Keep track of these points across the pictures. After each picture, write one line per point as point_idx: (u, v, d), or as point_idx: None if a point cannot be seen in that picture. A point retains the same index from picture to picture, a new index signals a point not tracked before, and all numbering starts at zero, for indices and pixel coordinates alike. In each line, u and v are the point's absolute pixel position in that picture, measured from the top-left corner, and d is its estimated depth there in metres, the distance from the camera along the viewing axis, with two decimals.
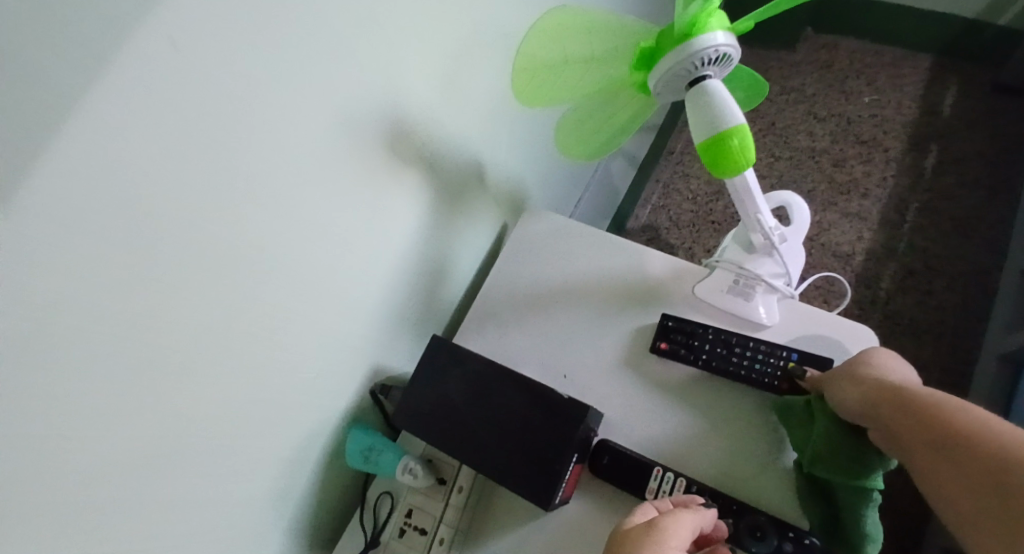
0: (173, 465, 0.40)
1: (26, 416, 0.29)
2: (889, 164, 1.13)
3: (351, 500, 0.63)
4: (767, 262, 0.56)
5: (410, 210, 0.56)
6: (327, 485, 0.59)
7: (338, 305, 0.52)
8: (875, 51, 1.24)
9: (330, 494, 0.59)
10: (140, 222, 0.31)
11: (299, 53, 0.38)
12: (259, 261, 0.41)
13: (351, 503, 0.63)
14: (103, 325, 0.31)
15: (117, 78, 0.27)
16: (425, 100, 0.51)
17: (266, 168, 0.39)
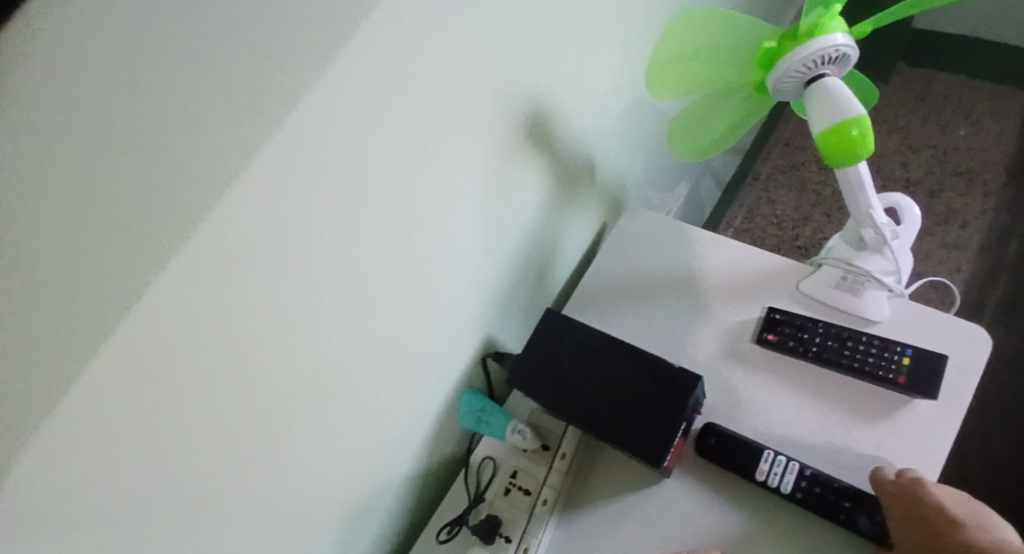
0: (339, 388, 0.45)
1: (266, 307, 0.34)
2: (990, 196, 1.10)
3: (450, 465, 0.67)
4: (876, 260, 0.57)
5: (533, 191, 0.61)
6: (433, 445, 0.63)
7: (469, 270, 0.57)
8: (975, 84, 1.22)
9: (436, 452, 0.63)
10: (368, 161, 0.37)
11: (486, 36, 0.44)
12: (430, 217, 0.47)
13: (450, 468, 0.67)
14: (329, 249, 0.37)
15: (380, 37, 0.33)
16: (559, 91, 0.57)
17: (450, 133, 0.44)
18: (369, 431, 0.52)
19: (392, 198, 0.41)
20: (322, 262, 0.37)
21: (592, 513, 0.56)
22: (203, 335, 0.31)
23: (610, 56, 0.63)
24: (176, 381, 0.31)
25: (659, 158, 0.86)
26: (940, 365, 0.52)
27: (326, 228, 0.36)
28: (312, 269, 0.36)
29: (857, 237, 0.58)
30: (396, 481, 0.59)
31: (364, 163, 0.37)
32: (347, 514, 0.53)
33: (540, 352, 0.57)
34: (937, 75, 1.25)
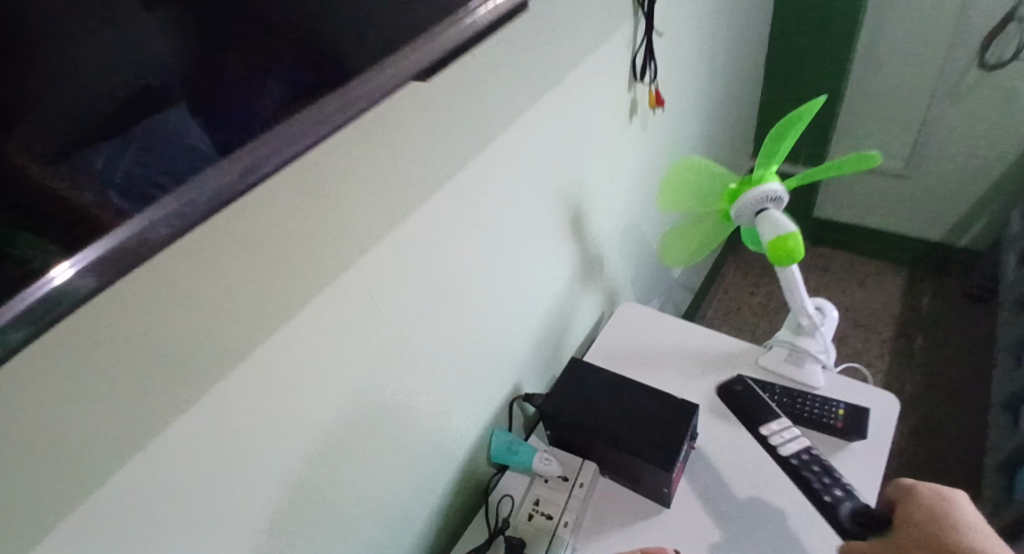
0: (412, 362, 0.58)
1: (392, 262, 0.51)
2: (885, 343, 1.40)
3: (468, 501, 0.75)
4: (810, 342, 0.77)
5: (565, 266, 0.80)
6: (462, 477, 0.72)
7: (514, 313, 0.72)
8: (861, 263, 1.62)
9: (463, 484, 0.72)
10: (467, 190, 0.57)
11: (548, 140, 0.67)
12: (495, 250, 0.65)
13: (468, 505, 0.75)
14: (434, 240, 0.55)
15: (487, 119, 0.57)
16: (589, 196, 0.80)
17: (518, 195, 0.65)
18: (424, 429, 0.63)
19: (478, 236, 0.61)
20: (427, 248, 0.55)
21: (602, 537, 0.66)
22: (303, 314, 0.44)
23: (623, 185, 0.88)
24: (345, 313, 0.48)
25: (651, 275, 1.07)
26: (860, 414, 0.70)
27: (435, 226, 0.55)
28: (421, 248, 0.54)
29: (796, 323, 0.78)
30: (432, 493, 0.68)
31: (464, 191, 0.57)
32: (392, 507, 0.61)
33: (570, 388, 0.72)
34: (834, 254, 1.66)
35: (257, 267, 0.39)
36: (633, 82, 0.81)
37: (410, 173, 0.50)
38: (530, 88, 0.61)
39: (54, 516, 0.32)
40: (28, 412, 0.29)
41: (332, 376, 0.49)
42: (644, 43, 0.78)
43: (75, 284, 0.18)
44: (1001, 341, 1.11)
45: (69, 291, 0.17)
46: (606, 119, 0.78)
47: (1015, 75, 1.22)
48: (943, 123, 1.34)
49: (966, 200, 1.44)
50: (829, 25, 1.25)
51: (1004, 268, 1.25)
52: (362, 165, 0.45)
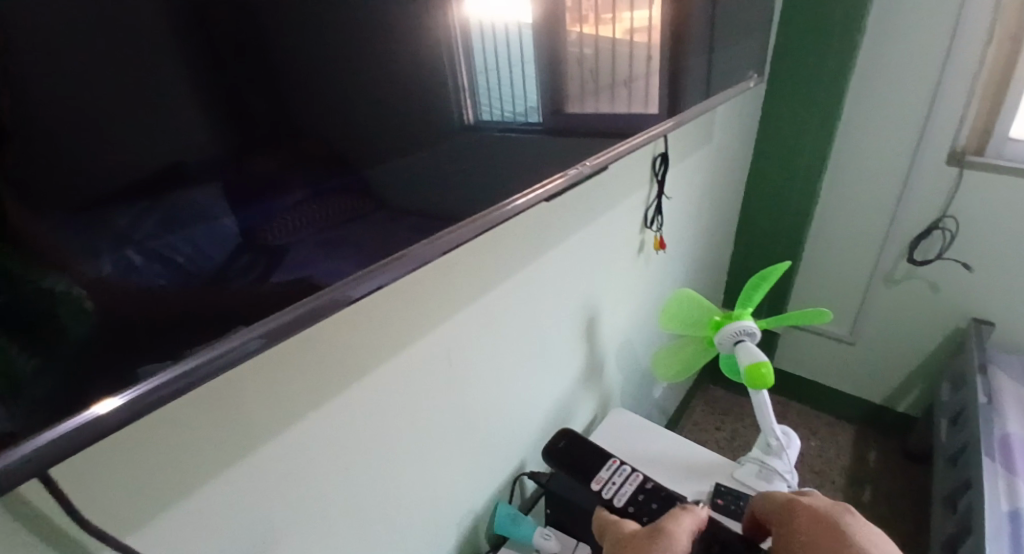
0: (451, 420, 0.67)
1: (456, 327, 0.63)
2: (837, 491, 1.54)
3: None
4: (778, 461, 0.90)
5: (575, 363, 0.93)
6: (465, 545, 0.77)
7: (531, 395, 0.83)
8: (815, 416, 1.81)
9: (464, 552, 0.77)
10: (518, 282, 0.72)
11: (578, 257, 0.85)
12: (527, 337, 0.78)
13: None
14: (487, 317, 0.68)
15: (541, 231, 0.73)
16: (600, 309, 0.95)
17: (552, 295, 0.81)
18: (445, 490, 0.70)
19: (519, 326, 0.75)
20: (482, 322, 0.67)
21: None
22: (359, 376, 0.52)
23: (627, 308, 1.05)
24: (420, 360, 0.59)
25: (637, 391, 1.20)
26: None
27: (491, 305, 0.68)
28: (478, 321, 0.67)
29: (765, 443, 0.91)
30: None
31: (516, 283, 0.72)
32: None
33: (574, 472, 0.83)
34: (790, 404, 1.86)
35: (378, 320, 0.52)
36: (644, 228, 1.01)
37: (486, 269, 0.65)
38: (573, 219, 0.80)
39: (189, 489, 0.40)
40: (217, 400, 0.40)
41: (398, 421, 0.59)
42: (655, 202, 1.00)
43: (109, 416, 0.26)
44: (936, 496, 1.25)
45: (104, 421, 0.25)
46: (621, 253, 0.97)
47: (933, 273, 1.50)
48: (879, 303, 1.60)
49: (904, 371, 1.65)
50: (788, 211, 1.56)
51: (936, 432, 1.42)
52: (461, 256, 0.61)
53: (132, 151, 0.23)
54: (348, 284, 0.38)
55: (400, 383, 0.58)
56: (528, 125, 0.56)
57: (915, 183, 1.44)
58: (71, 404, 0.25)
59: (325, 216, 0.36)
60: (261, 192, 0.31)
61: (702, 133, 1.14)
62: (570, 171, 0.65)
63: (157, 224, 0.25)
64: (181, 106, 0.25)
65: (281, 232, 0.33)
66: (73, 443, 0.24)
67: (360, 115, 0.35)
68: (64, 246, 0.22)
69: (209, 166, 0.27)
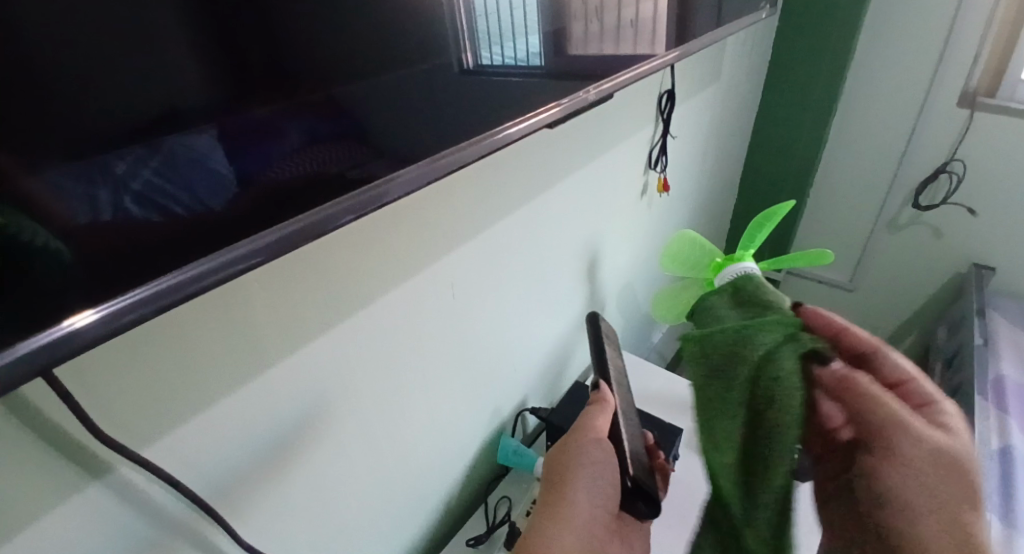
0: (452, 354, 0.68)
1: (456, 259, 0.63)
2: None
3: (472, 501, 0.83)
4: None
5: (576, 303, 0.93)
6: (472, 473, 0.81)
7: (532, 334, 0.84)
8: None
9: (470, 480, 0.81)
10: (519, 216, 0.71)
11: (581, 197, 0.84)
12: (528, 275, 0.78)
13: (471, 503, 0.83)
14: (487, 250, 0.68)
15: (543, 167, 0.72)
16: (602, 250, 0.95)
17: (553, 234, 0.80)
18: (448, 419, 0.72)
19: (519, 262, 0.75)
20: (483, 256, 0.67)
21: None
22: (361, 300, 0.52)
23: (628, 251, 1.05)
24: (421, 293, 0.60)
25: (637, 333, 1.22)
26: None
27: (491, 238, 0.68)
28: (478, 254, 0.66)
29: None
30: (444, 482, 0.75)
31: (518, 219, 0.71)
32: (410, 487, 0.69)
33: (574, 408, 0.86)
34: None
35: (382, 246, 0.52)
36: (647, 168, 1.00)
37: (488, 202, 0.65)
38: (578, 156, 0.79)
39: (185, 414, 0.40)
40: (218, 318, 0.40)
41: (399, 351, 0.60)
42: (659, 142, 0.99)
43: (88, 331, 0.23)
44: None
45: (85, 334, 0.23)
46: (624, 193, 0.96)
47: (937, 220, 1.50)
48: (881, 250, 1.61)
49: (901, 318, 1.67)
50: (795, 157, 1.53)
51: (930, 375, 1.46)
52: (463, 188, 0.60)
53: (125, 91, 0.22)
54: (338, 210, 0.36)
55: (399, 312, 0.58)
56: (528, 69, 0.56)
57: (925, 128, 1.41)
58: (43, 316, 0.22)
59: (322, 163, 0.35)
60: (257, 139, 0.30)
61: (710, 71, 1.11)
62: (563, 101, 0.60)
63: (153, 172, 0.25)
64: (174, 46, 0.24)
65: (278, 179, 0.32)
66: (52, 357, 0.22)
67: (357, 56, 0.34)
68: (58, 188, 0.22)
69: (204, 108, 0.26)
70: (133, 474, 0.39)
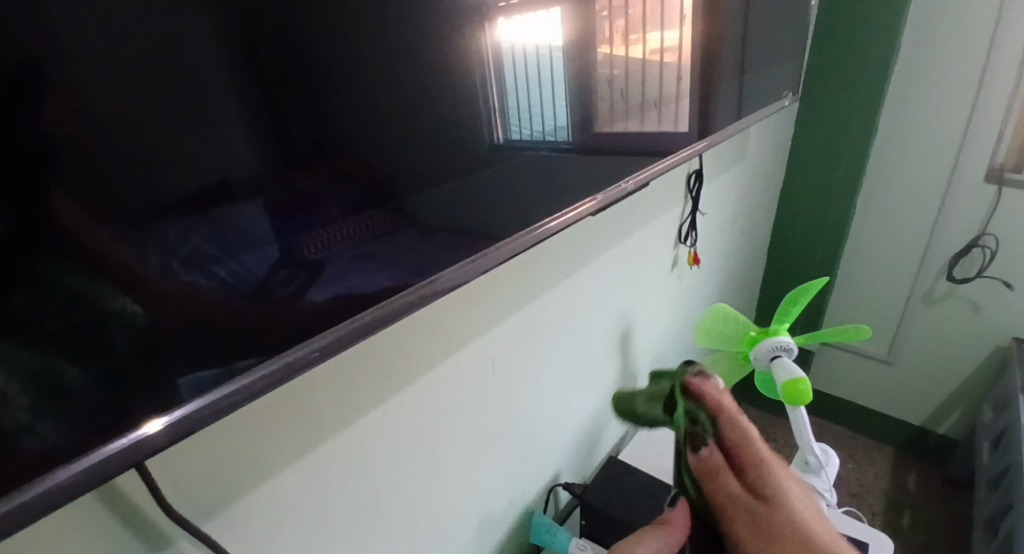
0: (488, 433, 0.69)
1: (495, 338, 0.65)
2: (875, 515, 1.50)
3: None
4: (815, 479, 0.89)
5: (608, 379, 0.93)
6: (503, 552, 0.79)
7: (565, 409, 0.84)
8: (851, 439, 1.77)
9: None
10: (555, 297, 0.74)
11: (614, 274, 0.87)
12: (562, 351, 0.79)
13: None
14: (524, 329, 0.70)
15: (578, 251, 0.76)
16: (633, 324, 0.96)
17: (587, 312, 0.82)
18: (481, 500, 0.71)
19: (555, 341, 0.77)
20: (520, 335, 0.69)
21: None
22: (407, 383, 0.54)
23: (660, 323, 1.05)
24: (462, 373, 0.62)
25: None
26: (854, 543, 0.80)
27: (529, 318, 0.70)
28: (515, 333, 0.68)
29: (804, 462, 0.90)
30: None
31: (554, 300, 0.74)
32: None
33: (608, 484, 0.84)
34: (825, 425, 1.82)
35: (427, 330, 0.55)
36: (678, 242, 1.02)
37: (528, 281, 0.68)
38: (611, 232, 0.82)
39: (238, 495, 0.42)
40: (279, 406, 0.42)
41: (438, 431, 0.61)
42: (689, 219, 1.02)
43: (154, 438, 0.28)
44: (977, 521, 1.22)
45: (151, 441, 0.28)
46: (655, 268, 0.98)
47: (973, 292, 1.47)
48: (916, 322, 1.57)
49: (943, 393, 1.61)
50: (821, 229, 1.55)
51: (978, 456, 1.38)
52: (503, 271, 0.63)
53: (179, 163, 0.26)
54: (379, 312, 0.41)
55: (442, 394, 0.59)
56: (555, 143, 0.59)
57: (952, 201, 1.42)
58: (124, 423, 0.27)
59: (360, 230, 0.38)
60: (301, 209, 0.33)
61: (735, 149, 1.16)
62: (600, 197, 0.67)
63: (202, 237, 0.28)
64: (224, 124, 0.28)
65: (318, 244, 0.35)
66: (123, 460, 0.26)
67: (395, 130, 0.38)
68: (126, 253, 0.25)
69: (249, 176, 0.30)
70: (193, 550, 0.40)
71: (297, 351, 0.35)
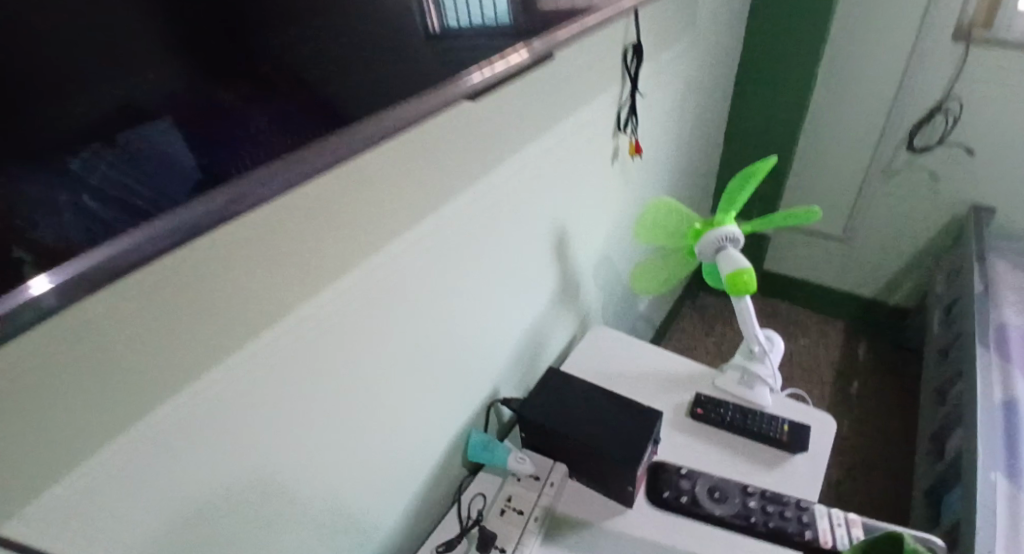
0: (405, 363, 0.63)
1: (406, 258, 0.57)
2: (826, 387, 1.57)
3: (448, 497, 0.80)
4: (760, 366, 0.86)
5: (546, 288, 0.88)
6: (446, 468, 0.78)
7: (496, 325, 0.79)
8: (805, 316, 1.81)
9: (444, 476, 0.78)
10: (472, 202, 0.65)
11: (544, 172, 0.78)
12: (487, 264, 0.72)
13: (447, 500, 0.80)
14: (440, 246, 0.62)
15: (496, 150, 0.66)
16: (570, 228, 0.89)
17: (515, 220, 0.75)
18: (410, 419, 0.68)
19: (478, 246, 0.69)
20: (435, 255, 0.61)
21: (570, 531, 0.71)
22: (292, 318, 0.46)
23: (603, 222, 0.99)
24: (359, 301, 0.53)
25: (622, 305, 1.18)
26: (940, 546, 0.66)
27: (439, 232, 0.61)
28: (427, 251, 0.60)
29: (748, 350, 0.88)
30: (414, 482, 0.72)
31: (474, 209, 0.65)
32: (378, 486, 0.66)
33: (544, 398, 0.78)
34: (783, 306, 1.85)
35: (305, 255, 0.46)
36: (617, 132, 0.93)
37: (428, 182, 0.58)
38: (535, 124, 0.72)
39: (49, 483, 0.33)
40: (77, 359, 0.32)
41: (342, 358, 0.53)
42: (628, 103, 0.91)
43: (41, 301, 0.18)
44: (924, 387, 1.27)
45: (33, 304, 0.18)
46: (590, 165, 0.89)
47: (935, 161, 1.42)
48: (878, 197, 1.54)
49: (898, 264, 1.62)
50: (781, 108, 1.45)
51: (928, 325, 1.41)
52: (393, 161, 0.52)
53: None
54: (323, 165, 0.28)
55: (336, 315, 0.51)
56: (496, 27, 0.43)
57: (920, 63, 1.32)
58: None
59: (314, 95, 0.27)
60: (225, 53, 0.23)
61: (682, 17, 1.02)
62: (581, 19, 0.52)
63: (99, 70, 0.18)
64: None
65: (259, 112, 0.25)
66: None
67: None
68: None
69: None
70: None
71: (213, 199, 0.23)
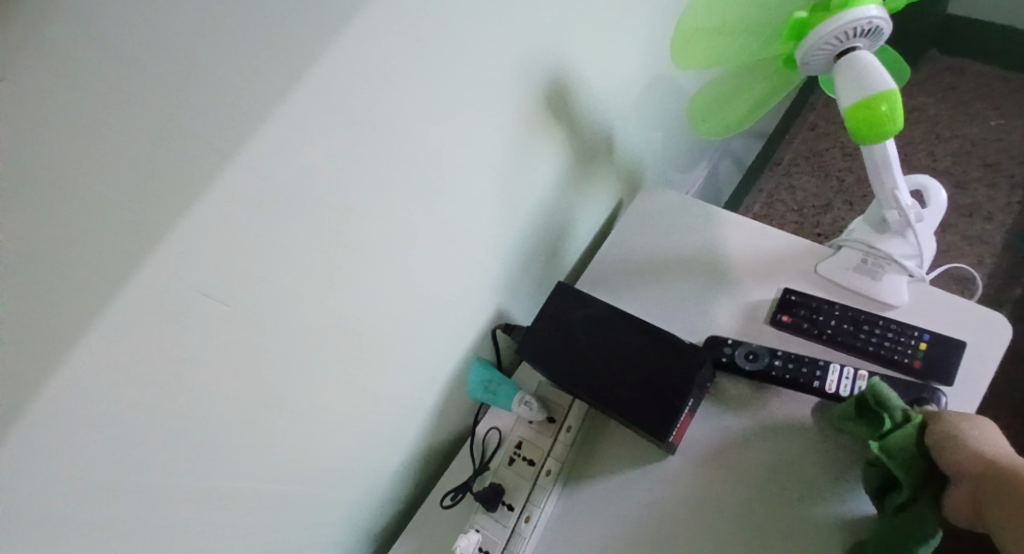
0: (338, 349, 0.46)
1: (265, 239, 0.35)
2: (1016, 189, 1.12)
3: (463, 428, 0.70)
4: (898, 243, 0.57)
5: (551, 165, 0.62)
6: (450, 406, 0.66)
7: (482, 240, 0.57)
8: (1000, 80, 1.24)
9: (450, 414, 0.66)
10: (365, 102, 0.37)
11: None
12: (436, 178, 0.47)
13: (463, 430, 0.70)
14: (330, 193, 0.38)
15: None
16: (577, 66, 0.57)
17: (469, 96, 0.46)
18: (387, 389, 0.54)
19: (407, 165, 0.43)
20: (326, 209, 0.38)
21: (593, 483, 0.58)
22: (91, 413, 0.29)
23: (633, 35, 0.64)
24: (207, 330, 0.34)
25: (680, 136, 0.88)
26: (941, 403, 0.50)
27: (320, 175, 0.36)
28: (309, 213, 0.37)
29: (880, 219, 0.57)
30: (410, 437, 0.61)
31: (379, 112, 0.39)
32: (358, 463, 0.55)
33: (547, 330, 0.58)
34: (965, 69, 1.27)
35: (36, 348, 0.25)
36: None
37: None
38: None
39: None
40: None
41: (211, 394, 0.37)
42: None
43: None
44: None
45: None
46: None
47: None
48: None
49: None
50: None
51: None
52: None
53: None
54: None
55: (170, 363, 0.32)
56: None
57: None
58: None
59: None
60: None
61: None
62: None
63: None
64: None
65: None
66: None
67: None
68: None
69: None
70: None
71: None
